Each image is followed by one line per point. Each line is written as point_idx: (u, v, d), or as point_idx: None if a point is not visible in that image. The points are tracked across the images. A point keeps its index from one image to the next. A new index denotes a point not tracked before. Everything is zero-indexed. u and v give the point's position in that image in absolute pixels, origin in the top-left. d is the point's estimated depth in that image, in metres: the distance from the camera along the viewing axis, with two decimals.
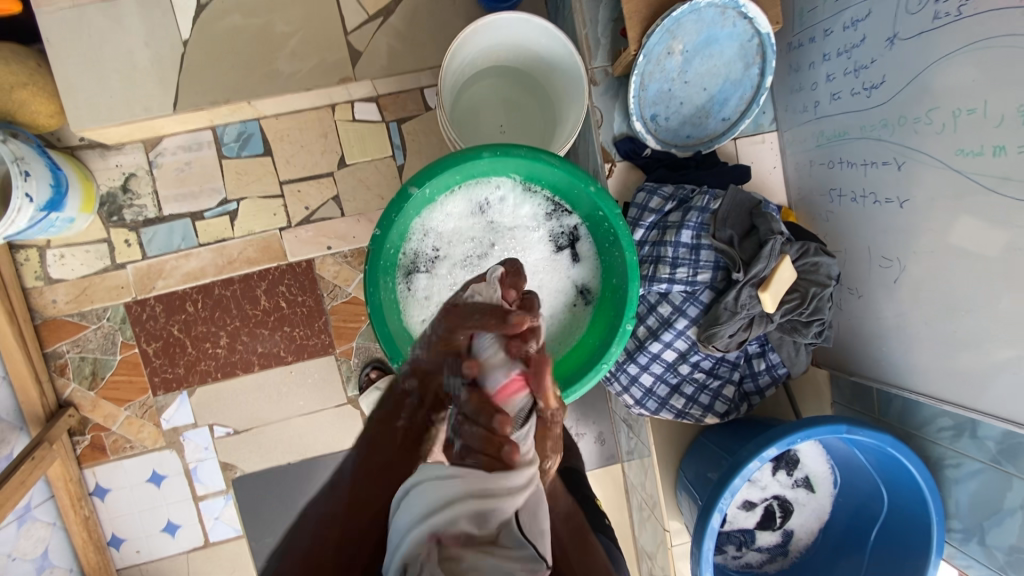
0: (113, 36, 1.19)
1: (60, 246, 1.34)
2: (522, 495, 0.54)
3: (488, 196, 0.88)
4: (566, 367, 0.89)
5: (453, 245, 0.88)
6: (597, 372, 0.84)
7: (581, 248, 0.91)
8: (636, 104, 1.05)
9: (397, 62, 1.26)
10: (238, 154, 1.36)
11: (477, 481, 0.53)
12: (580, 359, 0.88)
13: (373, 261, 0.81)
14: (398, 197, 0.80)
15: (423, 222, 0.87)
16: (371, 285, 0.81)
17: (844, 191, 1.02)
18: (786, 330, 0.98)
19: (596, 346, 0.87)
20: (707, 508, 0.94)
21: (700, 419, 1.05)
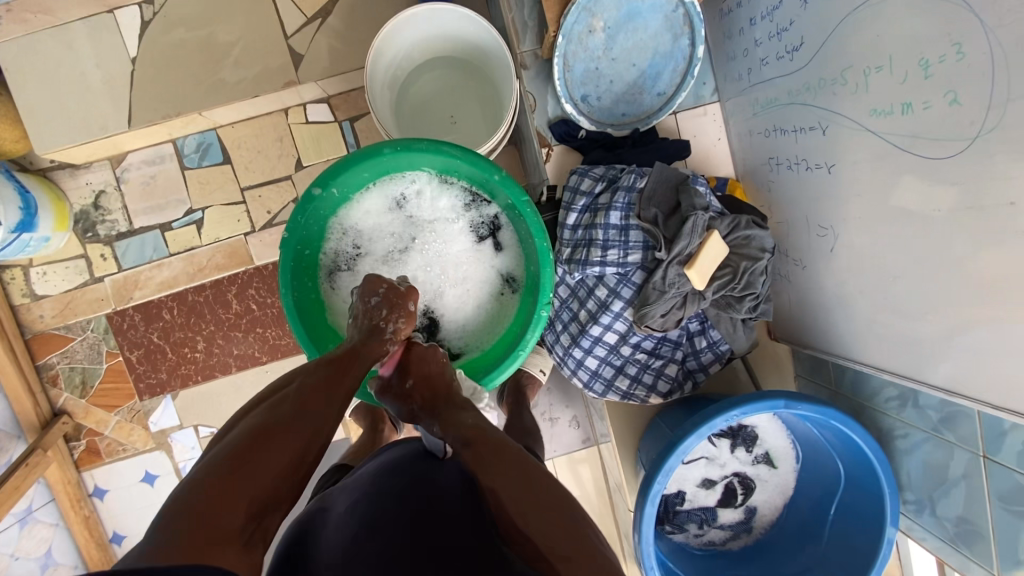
0: (66, 59, 1.24)
1: (42, 264, 1.41)
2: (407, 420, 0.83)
3: (405, 190, 0.89)
4: (492, 356, 0.90)
5: (374, 241, 0.89)
6: (516, 359, 0.86)
7: (504, 237, 0.91)
8: (563, 86, 1.03)
9: (338, 62, 1.27)
10: (199, 164, 1.40)
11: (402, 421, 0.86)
12: (501, 348, 0.90)
13: (285, 262, 0.84)
14: (304, 198, 0.82)
15: (341, 220, 0.88)
16: (284, 286, 0.84)
17: (780, 160, 0.99)
18: (720, 306, 0.96)
19: (515, 337, 0.89)
20: (644, 490, 0.96)
21: (646, 400, 1.04)
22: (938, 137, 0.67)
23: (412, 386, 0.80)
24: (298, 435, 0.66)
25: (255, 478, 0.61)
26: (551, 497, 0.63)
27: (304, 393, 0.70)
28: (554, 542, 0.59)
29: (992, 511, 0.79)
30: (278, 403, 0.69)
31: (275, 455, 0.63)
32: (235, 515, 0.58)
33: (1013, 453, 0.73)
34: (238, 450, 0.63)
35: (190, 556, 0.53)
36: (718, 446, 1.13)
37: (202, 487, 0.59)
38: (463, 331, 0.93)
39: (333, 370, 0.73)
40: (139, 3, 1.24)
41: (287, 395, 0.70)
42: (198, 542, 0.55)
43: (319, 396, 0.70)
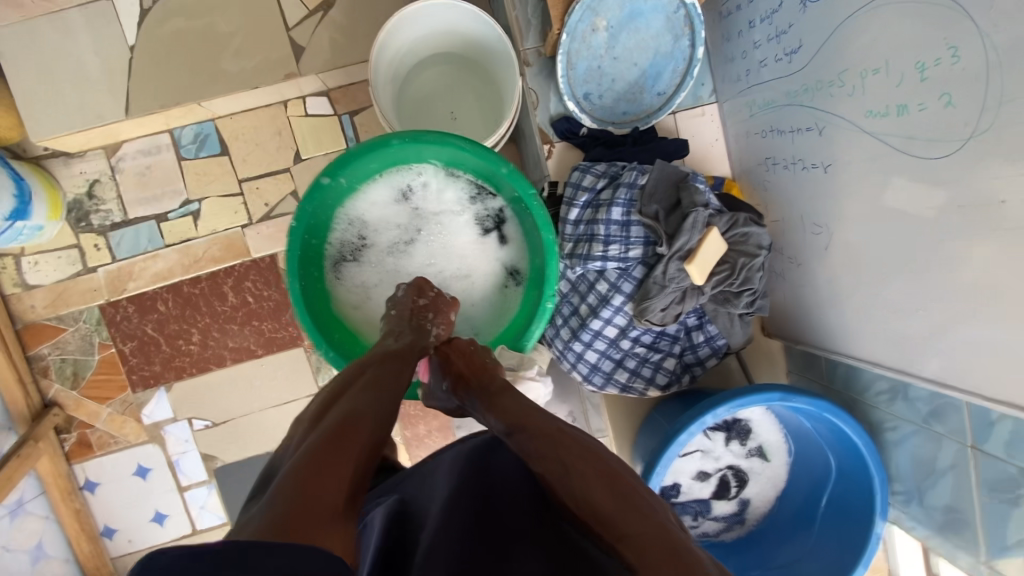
0: (63, 46, 1.23)
1: (33, 253, 1.39)
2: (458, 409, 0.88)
3: (411, 182, 0.89)
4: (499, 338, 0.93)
5: (381, 233, 0.90)
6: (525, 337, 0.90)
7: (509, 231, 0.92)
8: (565, 83, 1.05)
9: (339, 55, 1.27)
10: (196, 154, 1.39)
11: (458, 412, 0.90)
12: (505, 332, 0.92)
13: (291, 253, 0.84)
14: (311, 189, 0.81)
15: (346, 211, 0.88)
16: (291, 275, 0.82)
17: (776, 159, 1.01)
18: (718, 302, 0.98)
19: (520, 326, 0.91)
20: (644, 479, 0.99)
21: (645, 392, 1.07)
22: (933, 138, 0.70)
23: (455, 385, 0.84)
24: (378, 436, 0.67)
25: (345, 463, 0.61)
26: (612, 479, 0.63)
27: (377, 390, 0.72)
28: (620, 522, 0.58)
29: (979, 499, 0.82)
30: (351, 400, 0.70)
31: (360, 446, 0.64)
32: (340, 496, 0.57)
33: (1000, 442, 0.76)
34: (332, 436, 0.63)
35: (314, 533, 0.51)
36: (713, 440, 1.16)
37: (307, 469, 0.58)
38: (467, 321, 0.94)
39: (391, 365, 0.77)
40: None
41: (357, 393, 0.71)
42: (314, 520, 0.53)
43: (388, 396, 0.73)
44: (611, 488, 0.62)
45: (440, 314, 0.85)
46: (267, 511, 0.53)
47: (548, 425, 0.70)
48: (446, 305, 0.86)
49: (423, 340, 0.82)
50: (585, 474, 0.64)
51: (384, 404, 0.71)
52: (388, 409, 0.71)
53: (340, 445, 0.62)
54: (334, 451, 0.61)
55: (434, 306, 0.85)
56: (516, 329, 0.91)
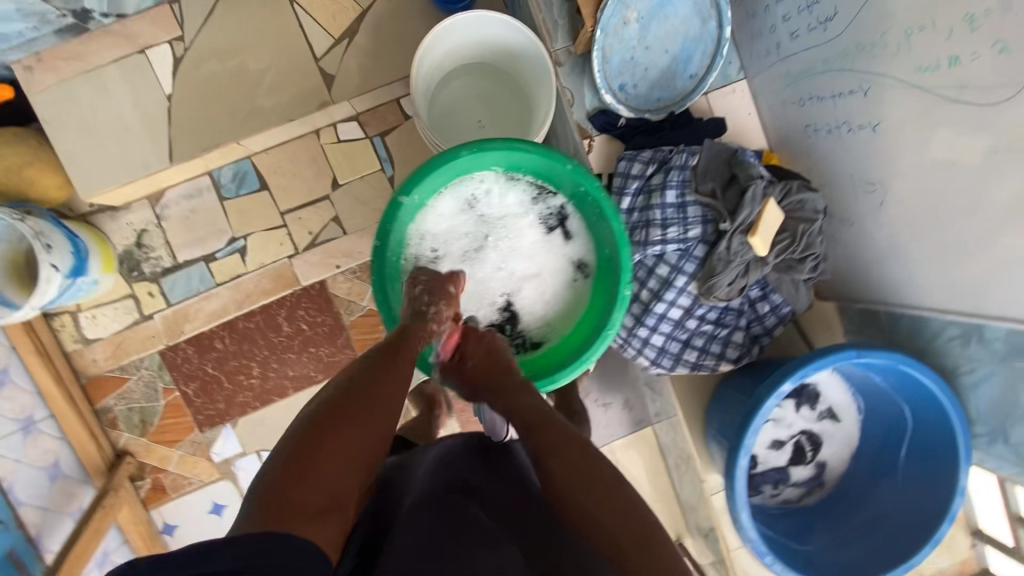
0: (102, 103, 1.26)
1: (90, 308, 1.42)
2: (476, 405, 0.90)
3: (475, 190, 0.92)
4: (571, 344, 0.94)
5: (450, 243, 0.93)
6: (584, 362, 0.90)
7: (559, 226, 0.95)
8: (602, 77, 1.08)
9: (368, 78, 1.31)
10: (237, 193, 1.42)
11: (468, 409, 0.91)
12: (571, 342, 0.94)
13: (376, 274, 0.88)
14: (389, 207, 0.86)
15: (417, 226, 0.92)
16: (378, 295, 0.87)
17: (818, 126, 1.04)
18: (782, 270, 1.00)
19: (594, 325, 0.92)
20: (733, 453, 1.00)
21: (715, 368, 1.09)
22: (990, 83, 0.72)
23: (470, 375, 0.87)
24: (375, 413, 0.69)
25: (325, 456, 0.62)
26: (603, 491, 0.65)
27: (371, 371, 0.73)
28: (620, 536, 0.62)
29: None
30: (343, 381, 0.72)
31: (354, 428, 0.66)
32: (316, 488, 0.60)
33: None
34: (316, 425, 0.65)
35: (279, 523, 0.55)
36: (784, 408, 1.17)
37: (288, 463, 0.61)
38: (538, 319, 0.96)
39: (385, 356, 0.77)
40: (170, 40, 1.26)
41: (353, 374, 0.73)
42: (296, 513, 0.57)
43: (386, 373, 0.74)
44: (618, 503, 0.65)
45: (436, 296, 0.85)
46: (254, 504, 0.58)
47: (552, 426, 0.73)
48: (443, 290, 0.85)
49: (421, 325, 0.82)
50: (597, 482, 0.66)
51: (381, 384, 0.72)
52: (387, 388, 0.72)
53: (329, 428, 0.65)
54: (324, 435, 0.64)
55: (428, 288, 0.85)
56: (588, 330, 0.92)
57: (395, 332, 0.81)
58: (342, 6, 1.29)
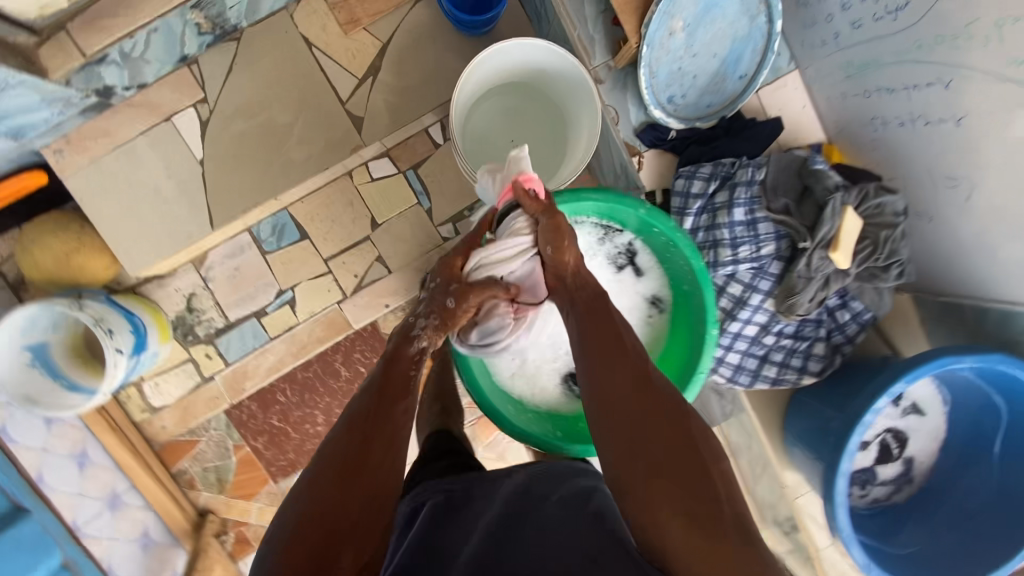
0: (136, 178, 1.23)
1: (153, 376, 1.43)
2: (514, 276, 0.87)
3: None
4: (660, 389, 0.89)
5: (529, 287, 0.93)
6: None
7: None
8: (650, 94, 1.03)
9: (398, 115, 1.26)
10: (278, 245, 1.40)
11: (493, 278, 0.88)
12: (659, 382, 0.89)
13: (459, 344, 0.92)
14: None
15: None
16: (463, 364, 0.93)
17: (887, 118, 0.97)
18: (864, 279, 0.96)
19: (680, 369, 0.87)
20: (831, 472, 0.96)
21: (798, 381, 1.06)
22: None
23: (524, 225, 0.83)
24: (364, 464, 0.66)
25: (317, 523, 0.61)
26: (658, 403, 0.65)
27: (357, 422, 0.71)
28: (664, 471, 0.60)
29: None
30: (327, 452, 0.68)
31: (353, 507, 0.63)
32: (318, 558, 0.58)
33: None
34: (319, 486, 0.64)
35: None
36: None
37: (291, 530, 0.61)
38: None
39: (379, 389, 0.75)
40: (194, 104, 1.22)
41: (337, 444, 0.68)
42: None
43: (374, 432, 0.70)
44: (668, 438, 0.62)
45: (443, 317, 0.83)
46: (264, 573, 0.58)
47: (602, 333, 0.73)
48: (445, 313, 0.83)
49: (404, 350, 0.80)
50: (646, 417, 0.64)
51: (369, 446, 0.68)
52: (377, 448, 0.68)
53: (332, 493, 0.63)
54: (322, 529, 0.60)
55: (431, 307, 0.84)
56: (674, 376, 0.88)
57: (375, 379, 0.77)
58: (362, 43, 1.24)
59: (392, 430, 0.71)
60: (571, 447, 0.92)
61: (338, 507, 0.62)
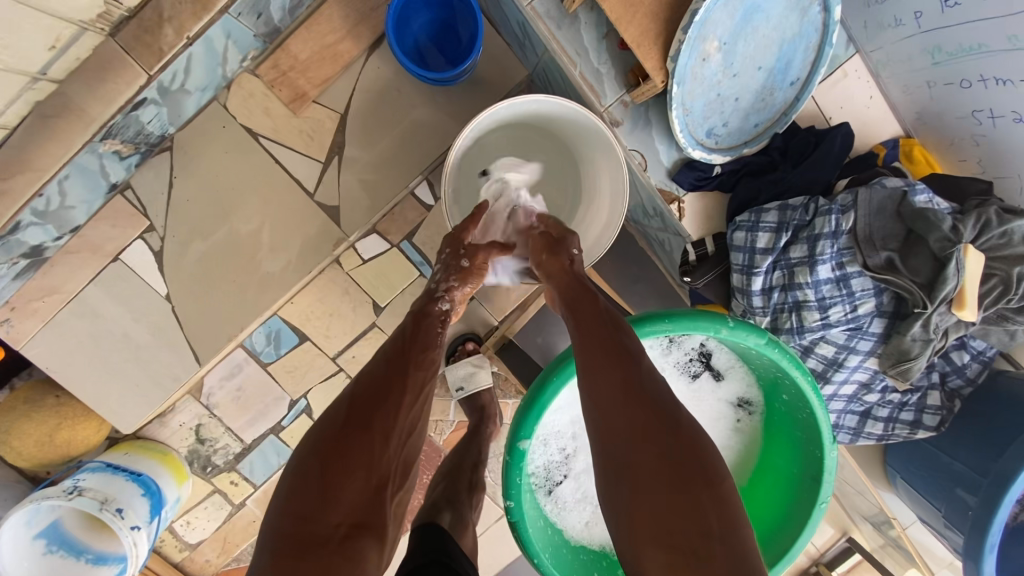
0: (98, 330, 1.06)
1: (181, 515, 1.31)
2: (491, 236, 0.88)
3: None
4: (775, 517, 0.72)
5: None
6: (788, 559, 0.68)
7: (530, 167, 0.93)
8: (686, 135, 0.82)
9: (378, 195, 1.06)
10: (278, 354, 1.24)
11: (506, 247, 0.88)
12: (771, 505, 0.72)
13: (525, 530, 0.67)
14: (515, 462, 0.65)
15: (541, 431, 0.72)
16: (528, 545, 0.67)
17: (996, 113, 0.76)
18: (990, 322, 0.77)
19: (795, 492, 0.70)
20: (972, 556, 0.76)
21: (911, 436, 0.89)
22: None
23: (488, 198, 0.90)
24: (374, 423, 0.62)
25: (324, 474, 0.58)
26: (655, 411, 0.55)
27: (374, 373, 0.66)
28: (651, 498, 0.52)
29: None
30: (356, 383, 0.66)
31: (372, 444, 0.61)
32: (333, 511, 0.57)
33: None
34: (330, 435, 0.61)
35: (283, 556, 0.55)
36: None
37: (300, 473, 0.59)
38: None
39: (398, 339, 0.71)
40: (141, 234, 1.04)
41: (362, 377, 0.66)
42: (299, 543, 0.55)
43: (401, 374, 0.66)
44: (663, 456, 0.52)
45: (461, 274, 0.80)
46: (273, 521, 0.58)
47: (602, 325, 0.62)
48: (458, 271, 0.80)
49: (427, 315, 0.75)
50: (640, 423, 0.54)
51: (392, 391, 0.64)
52: (402, 396, 0.65)
53: (339, 449, 0.60)
54: (335, 463, 0.59)
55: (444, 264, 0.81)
56: (785, 505, 0.71)
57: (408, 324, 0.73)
58: (316, 121, 1.03)
59: (415, 388, 0.66)
60: None
61: (347, 460, 0.59)
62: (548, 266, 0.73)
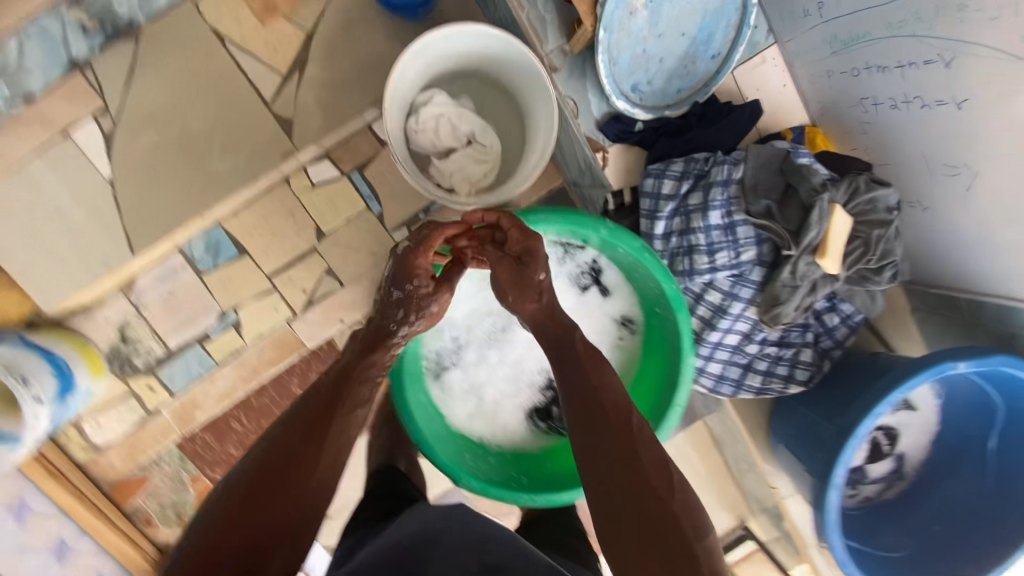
0: (39, 203, 1.12)
1: (92, 413, 1.29)
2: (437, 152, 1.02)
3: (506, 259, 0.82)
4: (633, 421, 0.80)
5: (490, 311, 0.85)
6: None
7: (467, 101, 1.03)
8: (611, 82, 0.90)
9: (332, 116, 1.15)
10: (215, 264, 1.22)
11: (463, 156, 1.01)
12: None
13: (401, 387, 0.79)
14: (399, 323, 0.76)
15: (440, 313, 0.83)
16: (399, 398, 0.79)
17: (879, 99, 0.87)
18: (855, 282, 0.88)
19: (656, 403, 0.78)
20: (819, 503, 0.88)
21: (784, 390, 0.98)
22: None
23: (414, 124, 1.00)
24: (281, 478, 0.63)
25: (235, 521, 0.60)
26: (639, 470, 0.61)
27: (296, 423, 0.68)
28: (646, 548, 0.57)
29: None
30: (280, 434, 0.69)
31: (277, 494, 0.62)
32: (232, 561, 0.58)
33: None
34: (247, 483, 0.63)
35: None
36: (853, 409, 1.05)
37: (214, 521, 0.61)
38: None
39: (333, 388, 0.72)
40: (94, 115, 1.10)
41: (285, 430, 0.68)
42: None
43: (321, 424, 0.68)
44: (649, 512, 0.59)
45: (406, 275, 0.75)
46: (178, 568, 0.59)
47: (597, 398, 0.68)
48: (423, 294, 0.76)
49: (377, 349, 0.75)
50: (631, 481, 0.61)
51: (312, 439, 0.67)
52: (319, 448, 0.67)
53: (253, 499, 0.62)
54: (240, 517, 0.60)
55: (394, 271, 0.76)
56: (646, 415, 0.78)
57: (341, 370, 0.73)
58: (282, 34, 1.12)
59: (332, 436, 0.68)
60: (534, 497, 0.76)
61: (254, 504, 0.61)
62: (519, 303, 0.73)
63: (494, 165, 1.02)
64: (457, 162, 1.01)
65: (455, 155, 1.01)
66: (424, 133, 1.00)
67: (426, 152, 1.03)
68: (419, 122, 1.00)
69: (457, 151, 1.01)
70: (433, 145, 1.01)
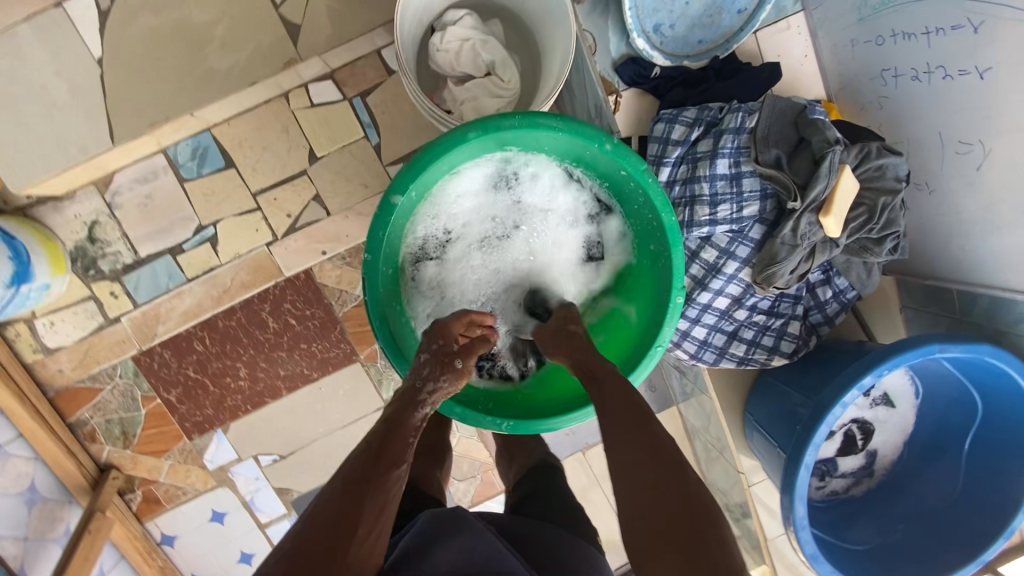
0: (22, 73, 1.09)
1: (46, 313, 1.21)
2: (454, 73, 0.99)
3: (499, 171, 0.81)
4: (613, 361, 0.83)
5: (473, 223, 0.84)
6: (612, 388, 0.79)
7: (496, 28, 1.00)
8: (634, 16, 0.90)
9: (341, 28, 1.13)
10: (198, 173, 1.16)
11: (480, 82, 0.97)
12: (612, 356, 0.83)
13: (373, 287, 0.76)
14: (382, 213, 0.74)
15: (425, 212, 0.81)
16: (372, 296, 0.76)
17: (900, 69, 0.86)
18: (853, 252, 0.86)
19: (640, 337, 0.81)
20: (788, 488, 0.84)
21: (767, 363, 0.95)
22: None
23: (439, 38, 0.96)
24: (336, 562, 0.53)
25: None
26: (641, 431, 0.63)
27: (338, 488, 0.58)
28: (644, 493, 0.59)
29: None
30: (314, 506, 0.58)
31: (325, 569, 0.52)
32: None
33: None
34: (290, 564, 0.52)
35: None
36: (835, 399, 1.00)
37: None
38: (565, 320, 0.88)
39: (373, 447, 0.63)
40: None
41: (321, 501, 0.58)
42: None
43: (366, 487, 0.58)
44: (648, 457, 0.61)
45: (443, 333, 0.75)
46: None
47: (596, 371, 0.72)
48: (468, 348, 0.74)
49: (409, 406, 0.68)
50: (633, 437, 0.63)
51: (363, 503, 0.57)
52: (369, 520, 0.57)
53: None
54: None
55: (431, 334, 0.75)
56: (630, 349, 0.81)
57: (372, 440, 0.64)
58: None
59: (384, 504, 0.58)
60: (500, 422, 0.78)
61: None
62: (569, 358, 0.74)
63: (509, 98, 0.98)
64: (472, 89, 0.97)
65: (469, 83, 0.97)
66: (447, 50, 0.96)
67: (444, 73, 0.99)
68: (444, 40, 0.96)
69: (477, 77, 0.97)
70: (452, 65, 0.97)
